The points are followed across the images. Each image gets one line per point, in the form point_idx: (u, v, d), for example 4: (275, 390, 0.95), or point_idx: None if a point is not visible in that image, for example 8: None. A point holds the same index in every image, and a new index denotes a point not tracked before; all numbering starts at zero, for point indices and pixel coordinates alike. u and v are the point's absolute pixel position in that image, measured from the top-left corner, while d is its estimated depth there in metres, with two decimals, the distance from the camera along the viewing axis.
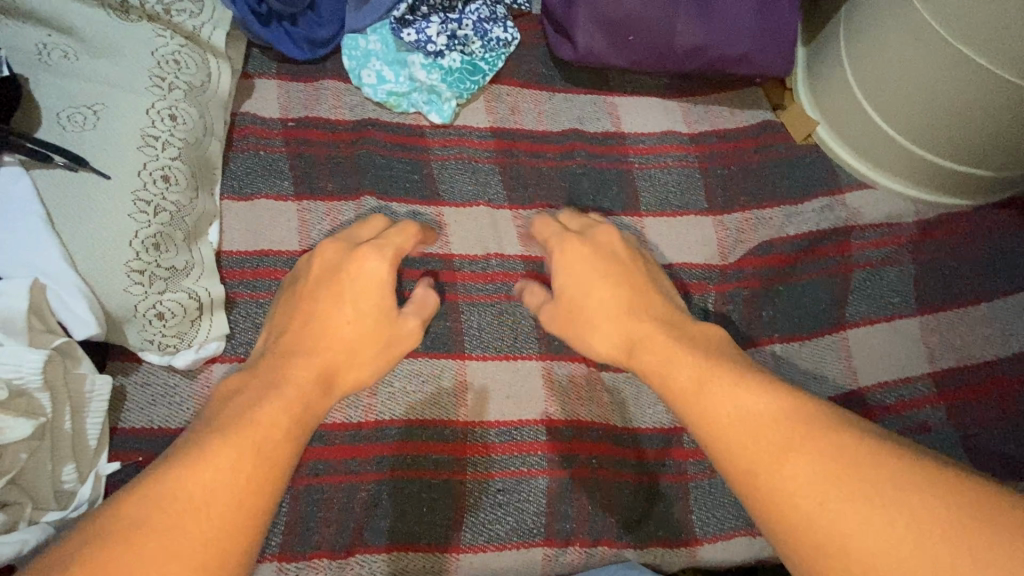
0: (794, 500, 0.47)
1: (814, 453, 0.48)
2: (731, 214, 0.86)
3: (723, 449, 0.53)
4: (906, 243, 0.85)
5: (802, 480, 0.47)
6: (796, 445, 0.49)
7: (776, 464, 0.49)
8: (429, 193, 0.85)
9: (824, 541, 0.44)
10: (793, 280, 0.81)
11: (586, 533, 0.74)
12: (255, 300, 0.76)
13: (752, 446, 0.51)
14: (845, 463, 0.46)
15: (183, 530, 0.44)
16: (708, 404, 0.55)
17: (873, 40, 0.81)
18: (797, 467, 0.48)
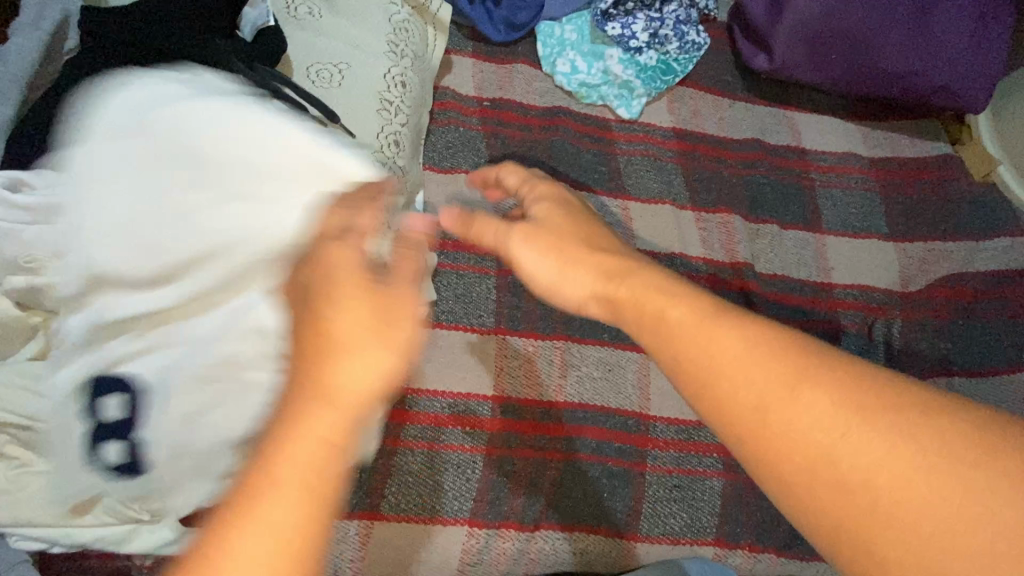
0: (803, 434, 0.35)
1: (829, 383, 0.35)
2: (911, 242, 0.86)
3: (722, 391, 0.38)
4: None
5: (820, 413, 0.35)
6: (811, 375, 0.36)
7: (792, 403, 0.35)
8: (616, 186, 0.87)
9: (845, 477, 0.33)
10: (976, 316, 0.82)
11: (755, 539, 0.75)
12: (455, 271, 0.78)
13: (751, 379, 0.37)
14: (868, 394, 0.35)
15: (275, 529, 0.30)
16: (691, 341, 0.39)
17: None
18: (812, 400, 0.35)
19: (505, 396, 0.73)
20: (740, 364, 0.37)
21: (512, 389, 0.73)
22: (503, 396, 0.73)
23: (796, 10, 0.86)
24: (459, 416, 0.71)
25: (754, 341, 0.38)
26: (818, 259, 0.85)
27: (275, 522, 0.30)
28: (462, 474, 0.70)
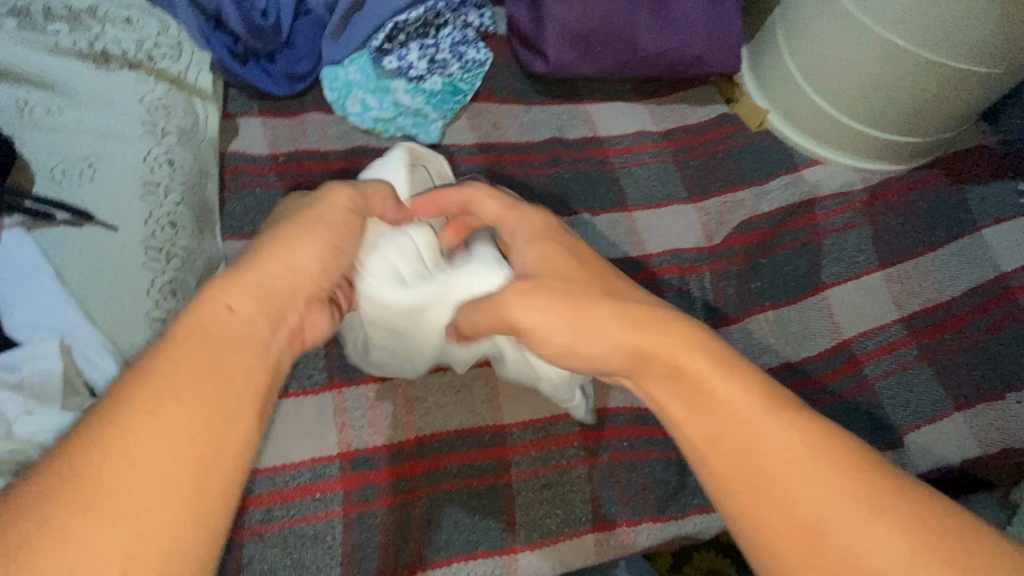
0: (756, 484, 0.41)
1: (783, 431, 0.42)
2: (708, 199, 0.94)
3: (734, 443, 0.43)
4: (861, 207, 0.95)
5: (771, 463, 0.41)
6: (753, 421, 0.43)
7: (728, 430, 0.43)
8: None
9: (778, 508, 0.40)
10: (773, 251, 0.90)
11: (631, 513, 0.77)
12: None
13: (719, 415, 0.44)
14: (814, 447, 0.41)
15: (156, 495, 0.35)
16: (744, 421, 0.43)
17: (809, 33, 0.93)
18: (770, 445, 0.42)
19: (352, 449, 0.71)
20: (786, 463, 0.41)
21: (358, 439, 0.72)
22: (350, 449, 0.72)
23: (554, 15, 0.92)
24: (306, 485, 0.69)
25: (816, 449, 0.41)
26: (631, 234, 0.91)
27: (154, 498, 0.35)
28: (321, 542, 0.67)
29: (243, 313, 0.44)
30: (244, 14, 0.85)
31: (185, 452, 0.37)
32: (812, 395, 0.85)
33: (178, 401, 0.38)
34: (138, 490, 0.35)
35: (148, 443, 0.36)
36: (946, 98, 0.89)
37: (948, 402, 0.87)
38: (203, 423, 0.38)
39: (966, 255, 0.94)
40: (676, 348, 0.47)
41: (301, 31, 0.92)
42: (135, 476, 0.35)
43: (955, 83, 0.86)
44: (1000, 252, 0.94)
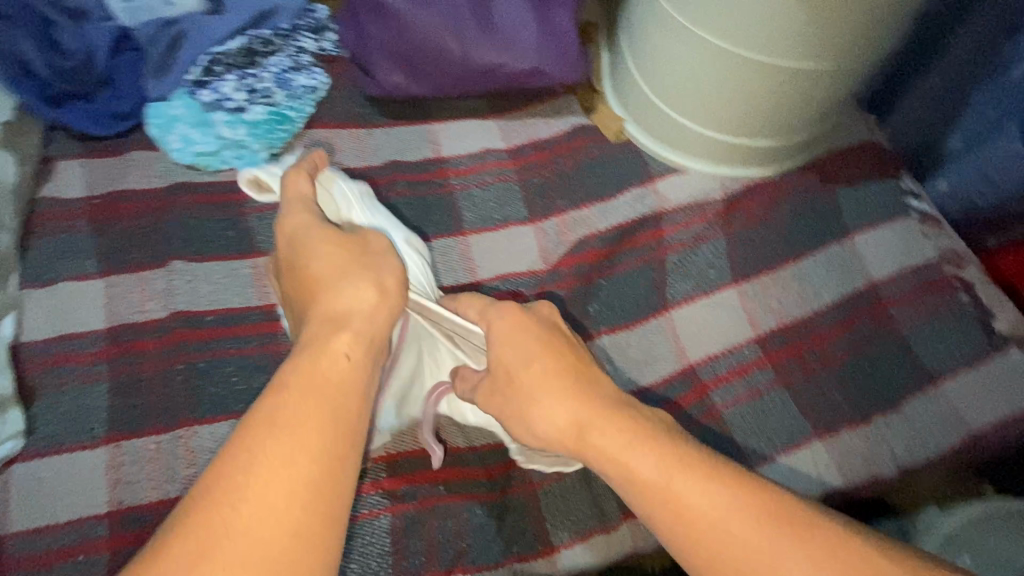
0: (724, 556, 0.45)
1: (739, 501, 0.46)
2: (549, 219, 0.89)
3: (689, 523, 0.47)
4: (713, 218, 0.89)
5: (738, 534, 0.45)
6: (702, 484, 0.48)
7: (690, 497, 0.47)
8: (248, 247, 0.84)
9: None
10: (614, 271, 0.84)
11: (437, 563, 0.72)
12: (57, 388, 0.72)
13: (682, 500, 0.47)
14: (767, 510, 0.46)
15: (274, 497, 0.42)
16: (681, 495, 0.48)
17: (640, 38, 0.88)
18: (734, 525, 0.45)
19: (125, 507, 0.67)
20: (716, 520, 0.46)
21: (134, 494, 0.68)
22: (123, 507, 0.68)
23: (374, 38, 0.90)
24: (69, 548, 0.65)
25: (746, 497, 0.47)
26: (464, 261, 0.86)
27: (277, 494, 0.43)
28: None
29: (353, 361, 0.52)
30: (48, 59, 0.85)
31: (309, 506, 0.43)
32: None
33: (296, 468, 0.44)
34: (268, 545, 0.41)
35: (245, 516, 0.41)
36: (788, 96, 0.82)
37: (807, 427, 0.79)
38: (326, 451, 0.46)
39: (834, 265, 0.87)
40: (615, 441, 0.53)
41: (120, 69, 0.90)
42: (284, 522, 0.42)
43: (792, 79, 0.79)
44: (871, 261, 0.87)
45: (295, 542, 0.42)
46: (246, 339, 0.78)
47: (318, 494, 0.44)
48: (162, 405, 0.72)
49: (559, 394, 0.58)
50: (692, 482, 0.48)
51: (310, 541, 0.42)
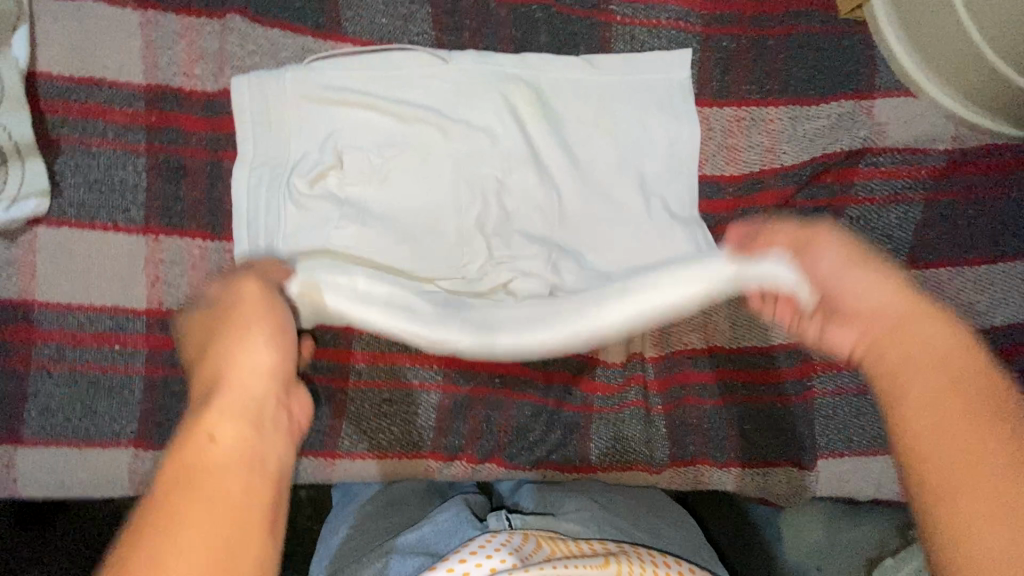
0: (921, 429, 0.35)
1: (967, 404, 0.34)
2: (721, 107, 0.68)
3: (908, 362, 0.38)
4: (925, 177, 0.68)
5: (927, 402, 0.35)
6: (927, 379, 0.36)
7: (906, 366, 0.38)
8: (329, 22, 0.63)
9: (936, 449, 0.34)
10: (776, 206, 0.67)
11: (474, 450, 0.70)
12: (84, 147, 0.58)
13: (898, 345, 0.39)
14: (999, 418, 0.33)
15: (899, 334, 0.40)
16: (906, 379, 0.37)
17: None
18: (941, 407, 0.35)
19: (163, 309, 0.60)
20: (920, 373, 0.37)
21: (174, 297, 0.60)
22: (160, 308, 0.60)
23: None
24: (105, 334, 0.59)
25: (966, 404, 0.34)
26: None
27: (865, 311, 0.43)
28: (116, 395, 0.60)
29: (224, 436, 0.35)
30: None
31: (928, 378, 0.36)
32: (735, 390, 0.72)
33: (239, 394, 0.38)
34: (907, 398, 0.37)
35: (259, 370, 0.40)
36: None
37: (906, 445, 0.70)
38: (871, 298, 0.43)
39: None
40: (905, 320, 0.40)
41: None
42: (914, 404, 0.36)
43: None
44: None
45: (906, 418, 0.36)
46: None
47: (905, 386, 0.37)
48: (210, 206, 0.60)
49: (873, 297, 0.43)
50: (933, 338, 0.38)
51: (935, 402, 0.35)
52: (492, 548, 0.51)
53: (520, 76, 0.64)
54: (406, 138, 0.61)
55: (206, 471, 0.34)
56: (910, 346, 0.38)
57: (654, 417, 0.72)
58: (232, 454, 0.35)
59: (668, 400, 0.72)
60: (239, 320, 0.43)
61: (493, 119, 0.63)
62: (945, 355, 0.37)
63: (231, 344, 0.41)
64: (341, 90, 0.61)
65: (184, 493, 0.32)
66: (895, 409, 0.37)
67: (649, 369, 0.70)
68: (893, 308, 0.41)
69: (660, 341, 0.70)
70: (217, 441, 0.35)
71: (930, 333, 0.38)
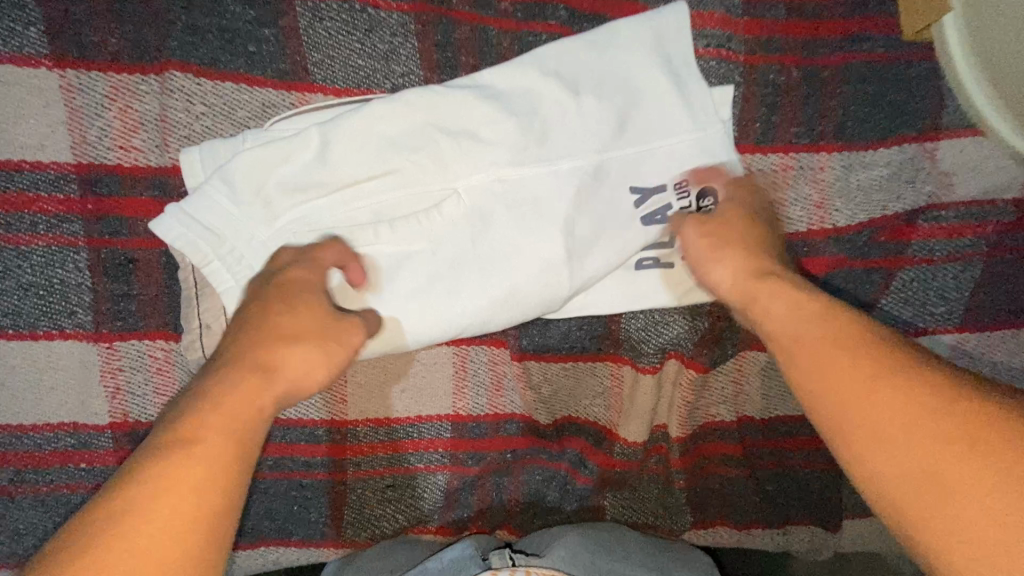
0: (884, 438, 0.36)
1: (904, 411, 0.36)
2: (766, 154, 0.58)
3: (831, 378, 0.39)
4: (990, 233, 0.59)
5: (897, 424, 0.36)
6: (875, 394, 0.37)
7: (852, 387, 0.38)
8: (296, 71, 0.52)
9: (882, 445, 0.36)
10: (821, 270, 0.59)
11: (484, 520, 0.67)
12: (11, 244, 0.49)
13: (830, 362, 0.40)
14: (939, 421, 0.35)
15: (809, 343, 0.41)
16: (846, 408, 0.38)
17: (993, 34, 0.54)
18: (880, 419, 0.36)
19: (129, 421, 0.53)
20: (854, 399, 0.38)
21: (140, 407, 0.53)
22: (127, 421, 0.53)
23: None
24: (66, 452, 0.52)
25: (925, 410, 0.35)
26: None
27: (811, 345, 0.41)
28: None
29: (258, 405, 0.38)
30: None
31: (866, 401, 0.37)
32: (763, 457, 0.67)
33: (229, 429, 0.36)
34: (834, 407, 0.38)
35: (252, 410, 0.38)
36: None
37: None
38: (807, 309, 0.43)
39: None
40: (823, 342, 0.41)
41: None
42: (850, 428, 0.37)
43: None
44: None
45: (845, 439, 0.38)
46: None
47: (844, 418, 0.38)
48: (171, 304, 0.52)
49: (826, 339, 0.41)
50: (846, 361, 0.39)
51: (853, 418, 0.37)
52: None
53: (529, 112, 0.52)
54: (391, 197, 0.51)
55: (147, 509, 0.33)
56: (893, 386, 0.37)
57: (675, 487, 0.68)
58: (183, 484, 0.34)
59: (690, 473, 0.67)
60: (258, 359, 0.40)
61: (500, 166, 0.52)
62: (878, 370, 0.38)
63: (271, 376, 0.40)
64: (310, 143, 0.50)
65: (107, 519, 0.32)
66: (834, 422, 0.38)
67: (674, 444, 0.65)
68: (849, 359, 0.39)
69: (689, 418, 0.63)
70: (167, 473, 0.34)
71: (851, 344, 0.40)
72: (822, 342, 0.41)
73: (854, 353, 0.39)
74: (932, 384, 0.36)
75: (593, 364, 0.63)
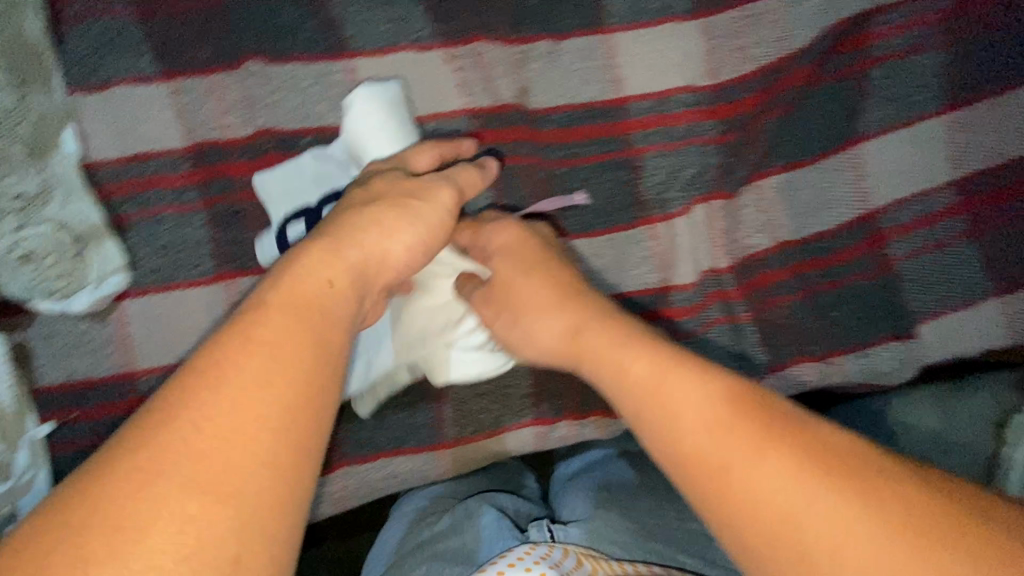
0: (764, 487, 0.39)
1: (801, 452, 0.39)
2: (721, 14, 0.68)
3: (695, 441, 0.43)
4: (938, 19, 0.68)
5: (787, 471, 0.39)
6: (769, 438, 0.40)
7: (730, 439, 0.41)
8: (335, 42, 0.65)
9: (754, 493, 0.39)
10: (804, 89, 0.67)
11: (576, 406, 0.70)
12: (150, 218, 0.62)
13: (679, 408, 0.44)
14: (843, 474, 0.38)
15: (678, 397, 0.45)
16: (722, 456, 0.41)
17: None
18: (774, 465, 0.39)
19: None
20: (722, 439, 0.42)
21: None
22: None
23: None
24: None
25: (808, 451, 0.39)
26: (607, 66, 0.68)
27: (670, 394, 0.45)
28: None
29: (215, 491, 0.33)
30: None
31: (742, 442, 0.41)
32: (818, 279, 0.69)
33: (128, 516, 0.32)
34: (732, 475, 0.40)
35: (278, 335, 0.39)
36: None
37: (993, 283, 0.70)
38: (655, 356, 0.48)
39: None
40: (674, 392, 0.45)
41: None
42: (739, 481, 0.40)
43: None
44: None
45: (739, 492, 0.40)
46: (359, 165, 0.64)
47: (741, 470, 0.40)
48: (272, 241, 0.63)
49: (688, 391, 0.45)
50: (700, 399, 0.44)
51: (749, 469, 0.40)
52: (532, 558, 0.51)
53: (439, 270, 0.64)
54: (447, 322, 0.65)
55: (185, 473, 0.33)
56: (762, 451, 0.40)
57: (743, 325, 0.70)
58: (223, 468, 0.34)
59: (754, 306, 0.69)
60: (277, 309, 0.40)
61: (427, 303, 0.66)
62: (728, 425, 0.42)
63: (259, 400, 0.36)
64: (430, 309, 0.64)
65: (137, 481, 0.33)
66: (723, 480, 0.41)
67: (728, 278, 0.69)
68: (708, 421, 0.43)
69: (731, 247, 0.68)
70: (210, 431, 0.34)
71: (715, 394, 0.44)
72: (657, 379, 0.47)
73: (714, 399, 0.43)
74: (783, 441, 0.40)
75: (629, 232, 0.68)
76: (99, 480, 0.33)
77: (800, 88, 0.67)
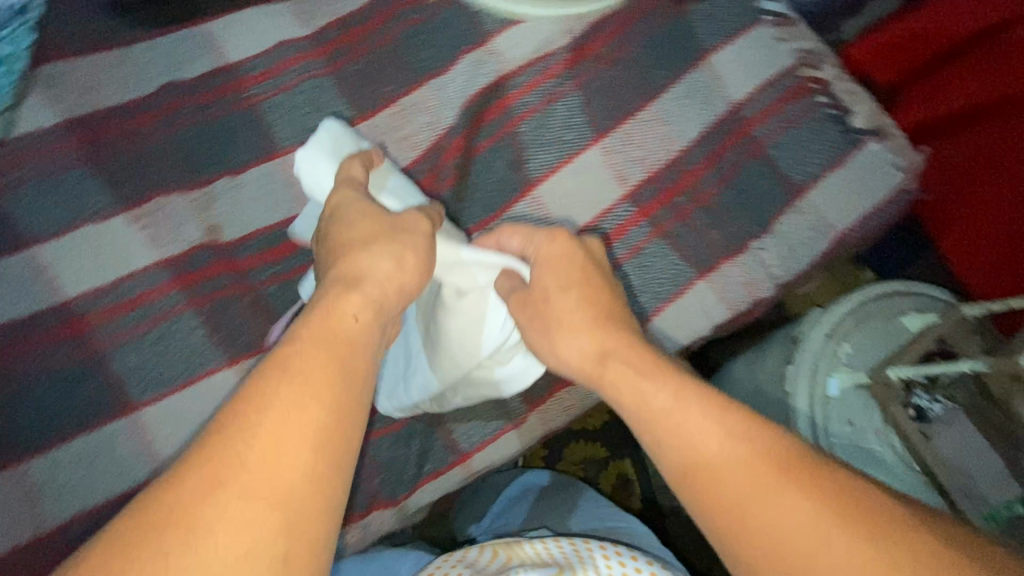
0: (726, 480, 0.44)
1: (763, 442, 0.45)
2: (378, 113, 0.75)
3: (694, 455, 0.47)
4: (559, 72, 0.78)
5: (740, 471, 0.44)
6: (745, 429, 0.46)
7: (710, 439, 0.46)
8: (14, 238, 0.69)
9: (725, 490, 0.44)
10: (465, 159, 0.75)
11: (353, 508, 0.70)
12: None
13: (677, 424, 0.48)
14: (792, 462, 0.44)
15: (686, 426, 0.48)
16: (702, 451, 0.46)
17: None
18: (726, 461, 0.45)
19: None
20: (725, 456, 0.45)
21: None
22: None
23: None
24: None
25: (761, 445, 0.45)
26: (286, 185, 0.73)
27: (690, 420, 0.48)
28: None
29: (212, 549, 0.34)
30: None
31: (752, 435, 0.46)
32: None
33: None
34: (744, 480, 0.44)
35: (309, 365, 0.43)
36: None
37: (694, 270, 0.77)
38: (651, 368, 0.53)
39: (693, 93, 0.80)
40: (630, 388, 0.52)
41: None
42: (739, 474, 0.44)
43: None
44: (729, 81, 0.81)
45: (725, 492, 0.44)
46: (54, 346, 0.67)
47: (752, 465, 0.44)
48: None
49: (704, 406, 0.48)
50: (704, 418, 0.47)
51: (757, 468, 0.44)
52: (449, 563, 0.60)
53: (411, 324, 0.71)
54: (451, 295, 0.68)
55: (204, 512, 0.35)
56: (727, 444, 0.46)
57: None
58: (277, 486, 0.37)
59: None
60: (318, 335, 0.45)
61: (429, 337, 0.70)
62: (734, 435, 0.46)
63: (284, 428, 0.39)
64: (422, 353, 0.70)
65: (179, 520, 0.35)
66: (707, 482, 0.45)
67: None
68: (703, 426, 0.47)
69: None
70: (239, 488, 0.36)
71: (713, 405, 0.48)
72: (636, 380, 0.52)
73: (699, 409, 0.48)
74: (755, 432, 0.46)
75: None
76: (111, 538, 0.34)
77: (461, 160, 0.75)
